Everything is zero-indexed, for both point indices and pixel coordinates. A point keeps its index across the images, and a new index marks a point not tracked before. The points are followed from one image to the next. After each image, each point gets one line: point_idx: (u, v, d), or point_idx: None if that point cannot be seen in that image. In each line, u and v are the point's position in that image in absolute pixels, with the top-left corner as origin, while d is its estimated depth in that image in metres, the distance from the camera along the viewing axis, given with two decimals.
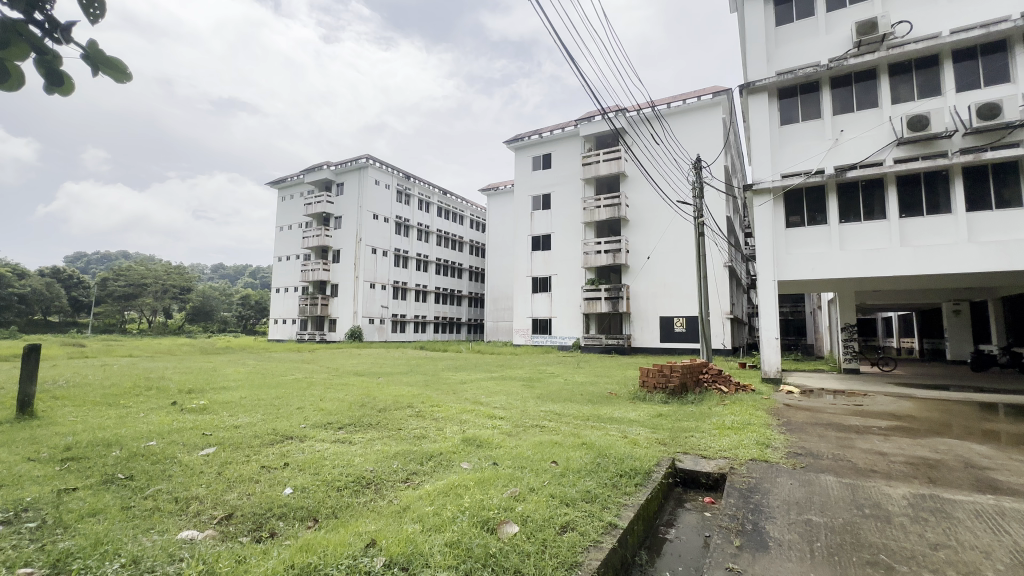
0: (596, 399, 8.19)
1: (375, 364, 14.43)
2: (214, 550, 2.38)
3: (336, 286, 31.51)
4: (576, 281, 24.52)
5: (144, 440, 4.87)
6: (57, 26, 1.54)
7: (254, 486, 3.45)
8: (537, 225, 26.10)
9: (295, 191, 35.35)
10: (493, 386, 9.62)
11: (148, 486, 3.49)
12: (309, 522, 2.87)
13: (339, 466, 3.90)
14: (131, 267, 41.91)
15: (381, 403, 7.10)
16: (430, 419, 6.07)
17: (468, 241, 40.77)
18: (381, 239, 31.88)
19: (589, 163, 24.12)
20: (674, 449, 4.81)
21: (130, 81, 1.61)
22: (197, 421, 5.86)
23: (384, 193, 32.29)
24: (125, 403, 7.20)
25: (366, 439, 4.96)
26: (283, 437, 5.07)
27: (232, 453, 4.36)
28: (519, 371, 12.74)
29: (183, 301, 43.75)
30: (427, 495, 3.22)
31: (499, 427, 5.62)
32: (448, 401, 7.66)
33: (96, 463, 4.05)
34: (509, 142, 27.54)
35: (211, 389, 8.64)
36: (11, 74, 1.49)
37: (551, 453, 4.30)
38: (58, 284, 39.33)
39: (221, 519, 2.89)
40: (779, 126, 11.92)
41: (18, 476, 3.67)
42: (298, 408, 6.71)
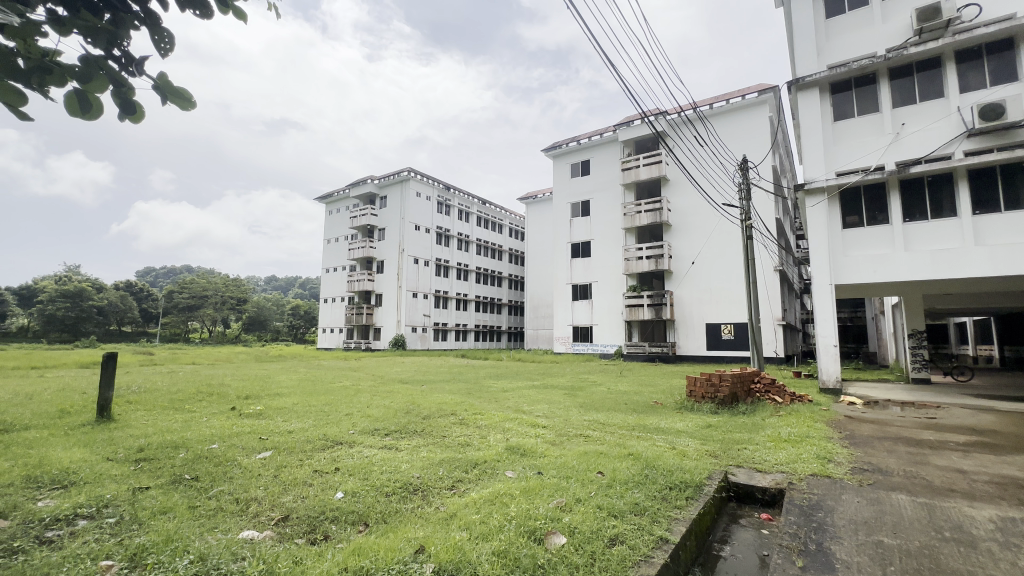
0: (641, 408, 7.99)
1: (419, 372, 14.70)
2: (273, 551, 2.48)
3: (380, 295, 32.44)
4: (617, 288, 24.14)
5: (207, 443, 5.16)
6: (132, 60, 1.73)
7: (308, 490, 3.58)
8: (576, 232, 25.95)
9: (341, 205, 36.77)
10: (536, 394, 9.58)
11: (212, 487, 3.70)
12: (359, 526, 2.94)
13: (387, 472, 3.99)
14: (194, 280, 44.85)
15: (426, 410, 7.22)
16: (473, 427, 6.12)
17: (507, 250, 41.05)
18: (423, 249, 32.63)
19: (629, 168, 23.77)
20: (726, 462, 4.61)
21: (194, 108, 1.81)
22: (254, 425, 6.18)
23: (425, 205, 33.08)
24: (190, 408, 7.68)
25: (412, 446, 5.05)
26: (333, 442, 5.24)
27: (287, 457, 4.56)
28: (561, 380, 12.62)
29: (239, 312, 46.33)
30: (473, 502, 3.24)
31: (543, 436, 5.58)
32: (490, 409, 7.68)
33: (166, 464, 4.35)
34: (547, 150, 27.54)
35: (266, 395, 9.10)
36: (92, 104, 1.68)
37: (597, 462, 4.24)
38: (131, 297, 42.62)
39: (278, 521, 3.01)
40: (832, 122, 11.33)
41: (97, 475, 3.97)
42: (346, 415, 6.92)
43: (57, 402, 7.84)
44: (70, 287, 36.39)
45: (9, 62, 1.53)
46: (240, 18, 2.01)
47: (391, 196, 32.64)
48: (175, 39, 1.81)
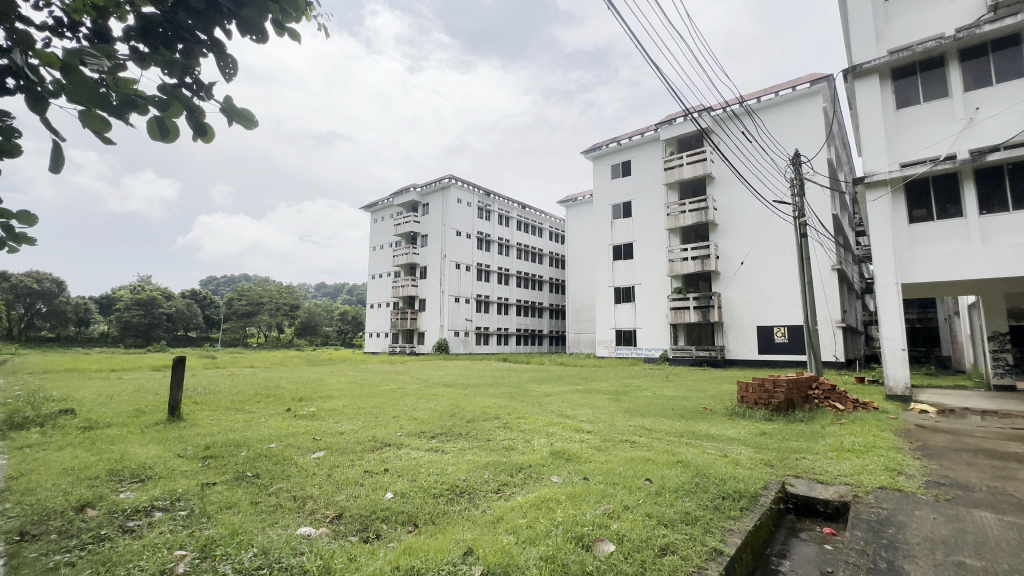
0: (689, 414, 7.74)
1: (462, 376, 14.91)
2: (329, 547, 2.59)
3: (424, 300, 33.17)
4: (662, 290, 23.54)
5: (266, 442, 5.46)
6: (202, 86, 1.87)
7: (359, 489, 3.70)
8: (617, 234, 25.55)
9: (385, 213, 37.92)
10: (579, 400, 9.46)
11: (272, 484, 3.90)
12: (409, 526, 3.01)
13: (434, 474, 4.06)
14: (252, 288, 47.49)
15: (470, 414, 7.29)
16: (517, 431, 6.13)
17: (548, 253, 40.97)
18: (464, 254, 33.12)
19: (671, 167, 23.16)
20: (783, 472, 4.38)
21: (256, 127, 1.93)
22: (308, 426, 6.47)
23: (466, 211, 33.57)
24: (249, 408, 8.13)
25: (458, 449, 5.13)
26: (381, 443, 5.41)
27: (339, 457, 4.73)
28: (604, 384, 12.41)
29: (292, 317, 48.65)
30: (519, 506, 3.25)
31: (588, 442, 5.51)
32: (533, 413, 7.66)
33: (230, 461, 4.62)
34: (587, 151, 27.26)
35: (317, 397, 9.47)
36: (170, 129, 1.82)
37: (645, 469, 4.14)
38: (196, 304, 45.67)
39: (333, 519, 3.14)
40: (895, 110, 10.59)
41: (170, 470, 4.29)
42: (394, 417, 7.11)
43: (133, 402, 8.51)
44: (143, 295, 39.44)
45: (103, 95, 1.70)
46: (295, 41, 2.12)
47: (433, 203, 33.37)
48: (239, 64, 1.94)
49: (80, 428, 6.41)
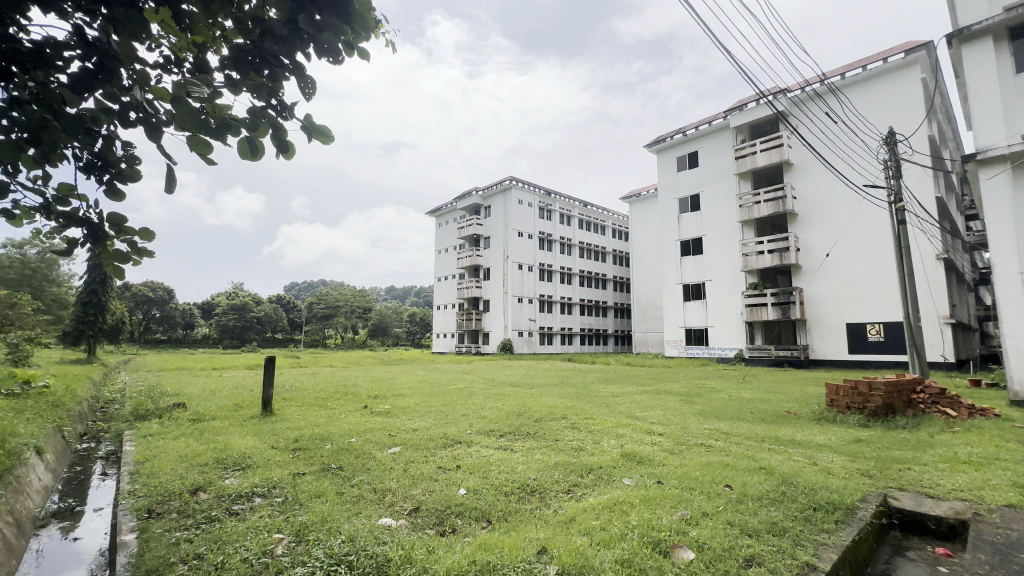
0: (771, 418, 7.24)
1: (527, 376, 15.00)
2: (410, 538, 2.71)
3: (488, 301, 33.74)
4: (736, 286, 22.23)
5: (347, 436, 5.82)
6: (284, 107, 2.03)
7: (434, 484, 3.84)
8: (684, 228, 24.49)
9: (449, 217, 38.97)
10: (649, 401, 9.16)
11: (354, 476, 4.15)
12: (483, 522, 3.08)
13: (505, 472, 4.12)
14: (329, 292, 50.75)
15: (537, 413, 7.30)
16: (586, 431, 6.06)
17: (611, 251, 40.13)
18: (526, 255, 33.29)
19: (743, 156, 21.83)
20: (884, 483, 3.98)
21: (332, 142, 2.07)
22: (383, 422, 6.79)
23: (527, 212, 33.70)
24: (330, 405, 8.71)
25: (527, 448, 5.16)
26: (453, 440, 5.57)
27: (413, 453, 4.93)
28: (675, 386, 11.93)
29: (366, 319, 51.43)
30: (592, 507, 3.21)
31: (660, 444, 5.33)
32: (601, 414, 7.54)
33: (317, 453, 4.99)
34: (650, 145, 26.35)
35: (391, 396, 9.93)
36: (258, 147, 2.00)
37: (724, 475, 3.93)
38: (282, 308, 49.59)
39: (411, 511, 3.27)
40: (1014, 75, 9.27)
41: (266, 460, 4.71)
42: (463, 415, 7.31)
43: (232, 398, 9.41)
44: (237, 301, 43.43)
45: (204, 122, 1.89)
46: (364, 60, 2.23)
47: (495, 205, 33.84)
48: (317, 84, 2.08)
49: (191, 419, 7.22)
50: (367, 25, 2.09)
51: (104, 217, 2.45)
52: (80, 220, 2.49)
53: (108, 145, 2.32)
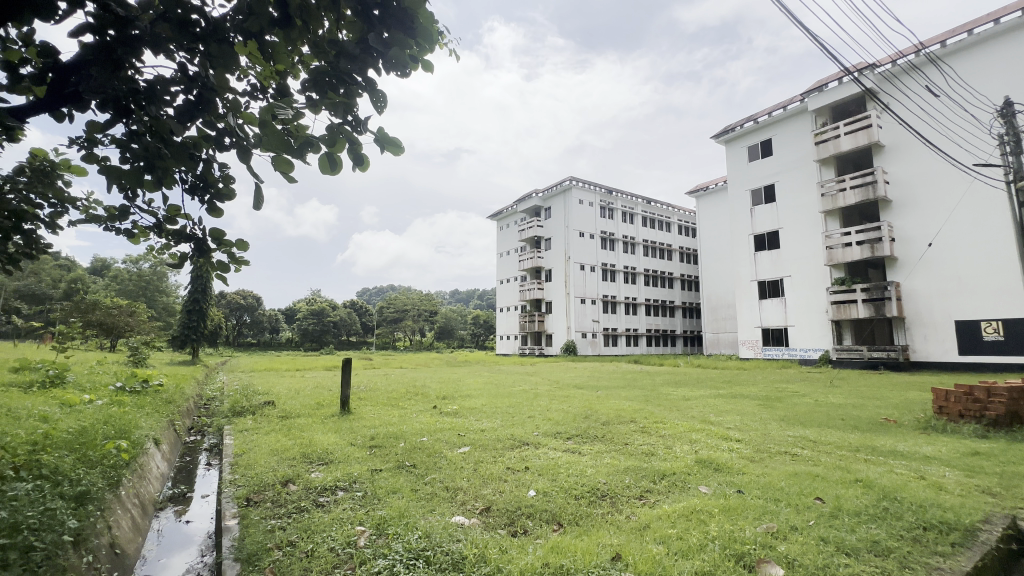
0: (866, 426, 6.60)
1: (592, 378, 14.79)
2: (483, 537, 2.75)
3: (550, 303, 33.68)
4: (819, 282, 20.50)
5: (419, 435, 6.05)
6: (358, 121, 2.14)
7: (504, 485, 3.88)
8: (758, 222, 23.00)
9: (509, 221, 39.36)
10: (724, 405, 8.69)
11: (427, 474, 4.30)
12: (554, 525, 3.06)
13: (574, 475, 4.07)
14: (398, 296, 53.13)
15: (605, 416, 7.18)
16: (656, 436, 5.86)
17: (677, 249, 38.57)
18: (588, 255, 32.85)
19: (825, 140, 20.14)
20: (1011, 503, 3.47)
21: (402, 150, 2.13)
22: (452, 422, 7.01)
23: (588, 211, 33.25)
24: (402, 405, 9.10)
25: (595, 451, 5.08)
26: (520, 441, 5.62)
27: (483, 453, 5.02)
28: (752, 389, 11.21)
29: (432, 322, 53.26)
30: (667, 515, 3.09)
31: (738, 451, 5.03)
32: (673, 418, 7.25)
33: (392, 451, 5.24)
34: (717, 136, 25.05)
35: (459, 396, 10.20)
36: (337, 162, 2.12)
37: (813, 487, 3.62)
38: (355, 313, 52.66)
39: (482, 511, 3.32)
40: None
41: (347, 455, 5.02)
42: (529, 417, 7.35)
43: (315, 397, 10.11)
44: (316, 307, 46.65)
45: (288, 142, 2.04)
46: (429, 71, 2.30)
47: (555, 207, 33.71)
48: (387, 98, 2.18)
49: (279, 416, 7.85)
50: (431, 37, 2.16)
51: (207, 233, 2.72)
52: (186, 237, 2.79)
53: (207, 168, 2.58)
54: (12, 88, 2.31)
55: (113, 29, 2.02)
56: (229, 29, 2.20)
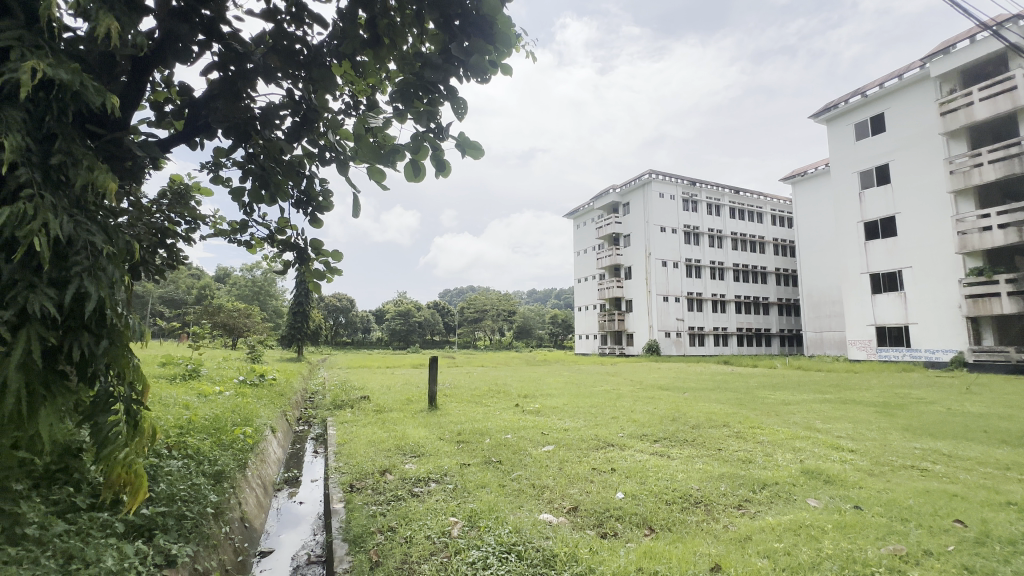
0: (1017, 441, 5.62)
1: (678, 379, 14.10)
2: (572, 536, 2.75)
3: (630, 301, 32.71)
4: (949, 272, 17.83)
5: (504, 432, 6.16)
6: (441, 128, 2.20)
7: (590, 485, 3.84)
8: (869, 207, 20.53)
9: (586, 218, 38.79)
10: (832, 411, 7.87)
11: (513, 471, 4.37)
12: (645, 530, 2.98)
13: (664, 479, 3.91)
14: (477, 297, 54.63)
15: (694, 419, 6.80)
16: (754, 442, 5.45)
17: (771, 240, 35.58)
18: (670, 251, 31.42)
19: (953, 110, 17.52)
20: None
21: (482, 154, 2.15)
22: (535, 421, 7.05)
23: (669, 205, 31.78)
24: (485, 402, 9.35)
25: (685, 455, 4.85)
26: (605, 442, 5.50)
27: (567, 452, 4.99)
28: (867, 394, 10.02)
29: (511, 321, 54.04)
30: (771, 527, 2.87)
31: (852, 463, 4.52)
32: (771, 424, 6.71)
33: (479, 446, 5.40)
34: (817, 115, 22.71)
35: (540, 395, 10.25)
36: (421, 168, 2.21)
37: (950, 507, 3.16)
38: (438, 313, 54.97)
39: (570, 510, 3.31)
40: None
41: (436, 449, 5.26)
42: (612, 418, 7.17)
43: (405, 393, 10.70)
44: (402, 308, 49.37)
45: (378, 152, 2.16)
46: (508, 75, 2.31)
47: (634, 202, 32.63)
48: (467, 105, 2.24)
49: (374, 410, 8.44)
50: (509, 40, 2.16)
51: (309, 243, 2.98)
52: (293, 246, 3.08)
53: (310, 184, 2.83)
54: (159, 124, 2.71)
55: (232, 65, 2.28)
56: (326, 54, 2.39)
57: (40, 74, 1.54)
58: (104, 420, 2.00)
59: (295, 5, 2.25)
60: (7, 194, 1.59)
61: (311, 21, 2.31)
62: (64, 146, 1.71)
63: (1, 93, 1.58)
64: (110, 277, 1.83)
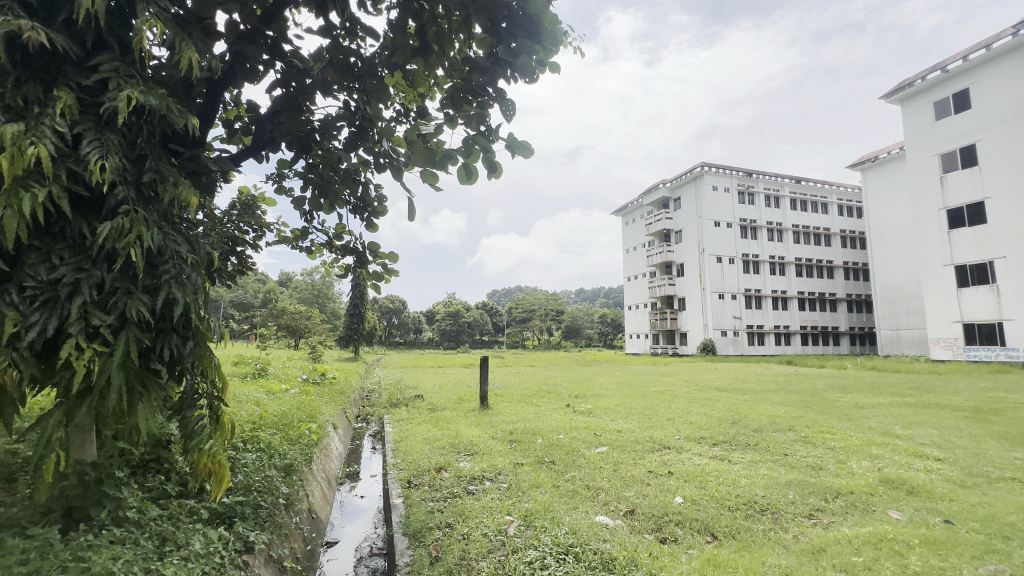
0: None
1: (737, 380, 13.46)
2: (630, 540, 2.70)
3: (683, 299, 31.63)
4: None
5: (556, 433, 6.13)
6: (490, 130, 2.22)
7: (647, 488, 3.74)
8: (952, 193, 18.72)
9: (635, 214, 37.90)
10: (913, 416, 7.24)
11: (566, 471, 4.34)
12: (707, 536, 2.87)
13: (726, 484, 3.75)
14: (525, 297, 54.79)
15: (756, 422, 6.47)
16: (823, 447, 5.11)
17: (838, 232, 33.22)
18: (725, 246, 30.09)
19: None
20: None
21: (532, 153, 2.14)
22: (587, 421, 6.98)
23: (723, 198, 30.43)
24: (536, 402, 9.37)
25: (747, 460, 4.62)
26: (660, 445, 5.35)
27: (622, 454, 4.90)
28: (953, 398, 9.13)
29: (559, 321, 53.76)
30: (847, 540, 2.67)
31: (940, 473, 4.13)
32: (843, 428, 6.27)
33: (531, 446, 5.41)
34: (887, 96, 20.95)
35: (590, 395, 10.13)
36: (472, 171, 2.24)
37: None
38: (487, 314, 55.58)
39: (627, 513, 3.25)
40: None
41: (488, 448, 5.33)
42: (668, 419, 6.95)
43: (457, 392, 10.92)
44: (452, 308, 50.34)
45: (431, 158, 2.21)
46: (557, 72, 2.28)
47: (685, 196, 31.51)
48: (516, 106, 2.25)
49: (428, 408, 8.66)
50: (556, 38, 2.14)
51: (366, 247, 3.11)
52: (351, 249, 3.21)
53: (366, 190, 2.96)
54: (230, 140, 2.92)
55: (293, 81, 2.42)
56: (378, 65, 2.48)
57: (134, 101, 1.70)
58: (191, 415, 2.20)
59: (349, 20, 2.35)
60: (108, 211, 1.77)
61: (364, 34, 2.40)
62: (153, 165, 1.89)
63: (103, 119, 1.76)
64: (194, 284, 2.00)
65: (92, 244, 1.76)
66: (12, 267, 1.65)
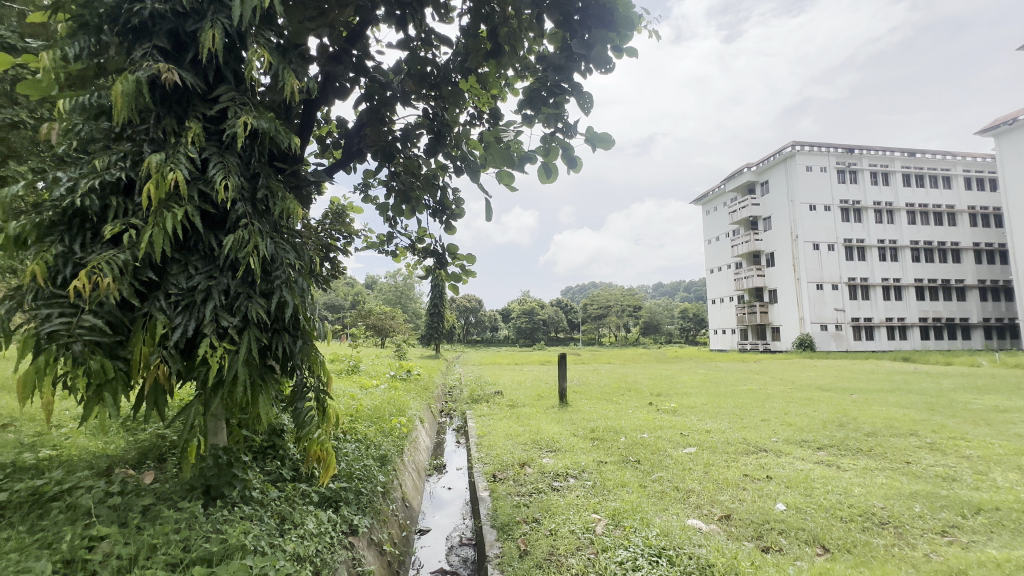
0: None
1: (843, 379, 12.13)
2: (728, 547, 2.54)
3: (774, 291, 29.22)
4: None
5: (639, 432, 5.95)
6: (568, 125, 2.22)
7: (743, 493, 3.51)
8: None
9: (718, 202, 35.62)
10: None
11: (653, 471, 4.19)
12: (818, 548, 2.63)
13: (835, 493, 3.41)
14: (600, 293, 53.76)
15: (869, 426, 5.81)
16: (956, 456, 4.46)
17: (966, 208, 28.82)
18: (823, 230, 27.34)
19: None
20: None
21: (613, 145, 2.11)
22: (672, 420, 6.70)
23: (819, 178, 27.66)
24: (616, 400, 9.15)
25: (861, 467, 4.16)
26: (756, 447, 4.98)
27: (713, 456, 4.63)
28: None
29: (637, 317, 52.05)
30: (995, 563, 2.31)
31: None
32: (980, 434, 5.44)
33: (614, 445, 5.29)
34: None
35: (674, 393, 9.69)
36: (551, 169, 2.24)
37: None
38: (562, 311, 55.28)
39: (722, 518, 3.06)
40: None
41: (571, 445, 5.30)
42: (762, 420, 6.46)
43: (535, 389, 10.97)
44: (526, 306, 50.61)
45: (510, 157, 2.25)
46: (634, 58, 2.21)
47: (774, 179, 29.05)
48: (593, 98, 2.22)
49: (508, 405, 8.78)
50: (631, 24, 2.07)
51: (446, 248, 3.23)
52: (433, 251, 3.35)
53: (444, 194, 3.09)
54: (322, 154, 3.17)
55: (376, 94, 2.58)
56: (452, 71, 2.56)
57: (249, 125, 1.90)
58: (302, 406, 2.43)
59: (425, 31, 2.45)
60: (231, 224, 1.99)
61: (438, 42, 2.50)
62: (265, 182, 2.10)
63: (226, 143, 1.99)
64: (301, 287, 2.21)
65: (219, 255, 2.00)
66: (159, 277, 1.93)
